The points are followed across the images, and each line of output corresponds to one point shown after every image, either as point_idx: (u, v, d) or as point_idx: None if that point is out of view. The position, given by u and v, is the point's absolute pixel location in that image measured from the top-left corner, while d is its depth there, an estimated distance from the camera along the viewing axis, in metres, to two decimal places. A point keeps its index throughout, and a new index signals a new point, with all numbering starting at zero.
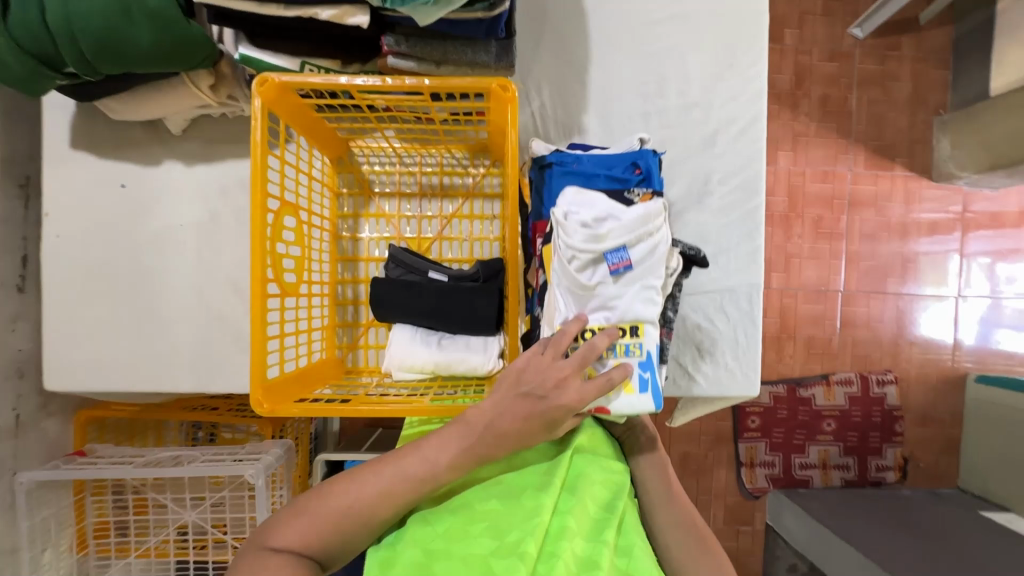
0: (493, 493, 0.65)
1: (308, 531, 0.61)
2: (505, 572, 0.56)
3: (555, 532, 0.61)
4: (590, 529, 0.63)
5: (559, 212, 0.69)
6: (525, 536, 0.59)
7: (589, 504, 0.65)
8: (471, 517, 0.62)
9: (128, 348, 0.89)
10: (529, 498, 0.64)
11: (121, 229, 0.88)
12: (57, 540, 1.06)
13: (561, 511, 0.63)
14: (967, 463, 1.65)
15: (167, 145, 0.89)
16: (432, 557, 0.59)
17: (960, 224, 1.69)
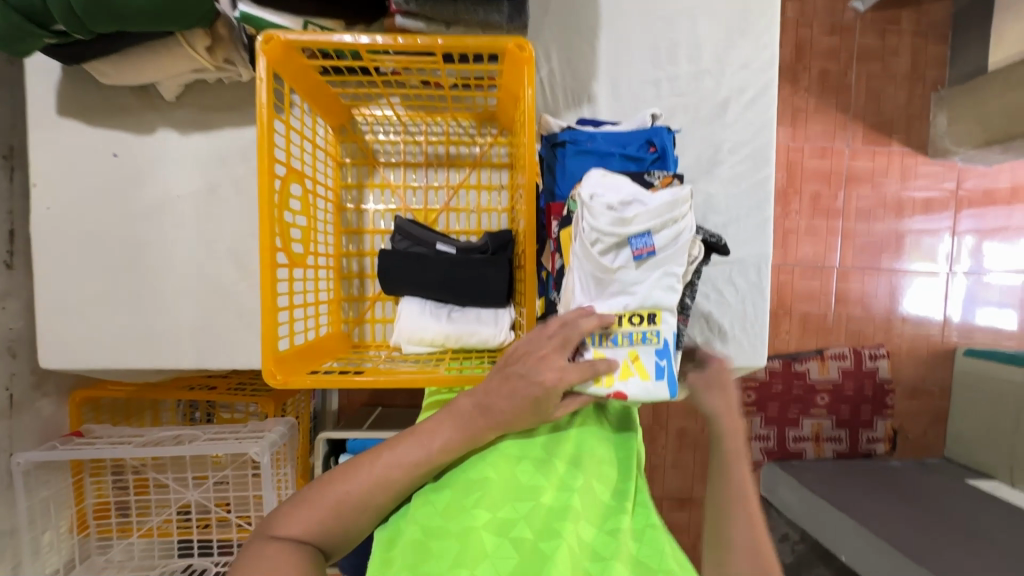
0: (491, 462, 0.62)
1: (313, 521, 0.57)
2: (502, 556, 0.55)
3: (554, 509, 0.59)
4: (590, 505, 0.61)
5: (585, 193, 0.64)
6: (520, 519, 0.58)
7: (589, 476, 0.64)
8: (468, 491, 0.60)
9: (125, 324, 0.86)
10: (527, 472, 0.61)
11: (114, 201, 0.85)
12: (57, 521, 1.05)
13: (560, 487, 0.61)
14: (954, 433, 1.69)
15: (160, 112, 0.85)
16: (431, 534, 0.57)
17: (954, 201, 1.70)
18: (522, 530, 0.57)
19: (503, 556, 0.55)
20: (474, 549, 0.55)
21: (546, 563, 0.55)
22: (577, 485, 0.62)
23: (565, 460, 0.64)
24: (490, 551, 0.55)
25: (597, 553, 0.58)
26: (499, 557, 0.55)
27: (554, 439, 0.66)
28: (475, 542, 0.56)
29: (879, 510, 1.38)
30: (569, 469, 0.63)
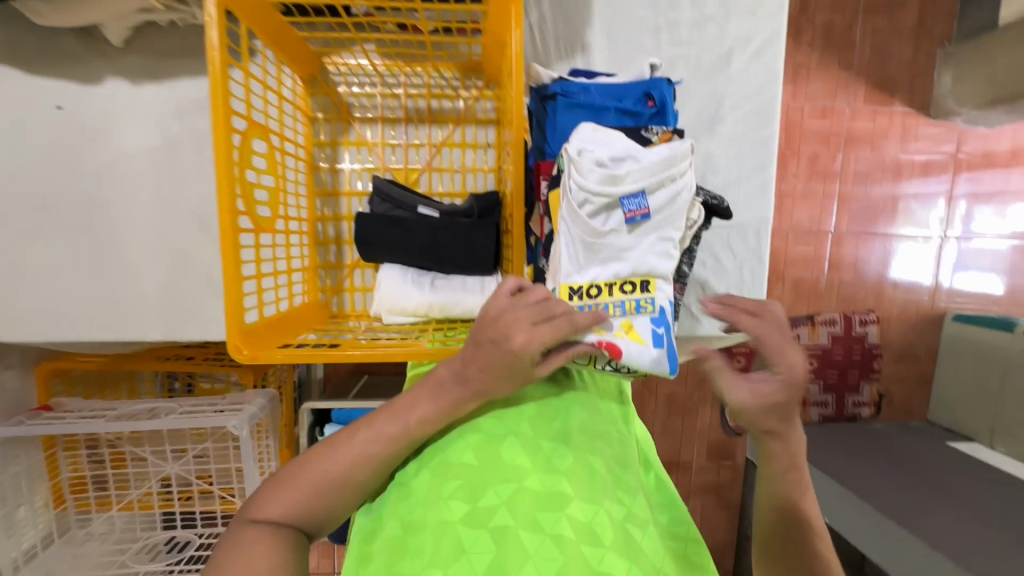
0: (468, 444, 0.56)
1: (297, 502, 0.53)
2: (482, 549, 0.48)
3: (540, 491, 0.52)
4: (583, 483, 0.54)
5: (572, 149, 0.61)
6: (502, 505, 0.50)
7: (580, 453, 0.57)
8: (444, 476, 0.53)
9: (82, 293, 0.80)
10: (508, 452, 0.55)
11: (60, 159, 0.77)
12: (31, 496, 1.01)
13: (546, 466, 0.54)
14: (937, 397, 1.71)
15: (108, 59, 0.77)
16: (408, 530, 0.51)
17: (953, 164, 1.65)
18: (505, 518, 0.50)
19: (484, 550, 0.48)
20: (452, 543, 0.48)
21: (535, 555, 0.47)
22: (566, 463, 0.55)
23: (552, 437, 0.58)
24: (469, 545, 0.48)
25: (595, 536, 0.50)
26: (480, 551, 0.48)
27: (539, 416, 0.60)
28: (452, 534, 0.49)
29: (862, 473, 1.40)
30: (556, 446, 0.56)
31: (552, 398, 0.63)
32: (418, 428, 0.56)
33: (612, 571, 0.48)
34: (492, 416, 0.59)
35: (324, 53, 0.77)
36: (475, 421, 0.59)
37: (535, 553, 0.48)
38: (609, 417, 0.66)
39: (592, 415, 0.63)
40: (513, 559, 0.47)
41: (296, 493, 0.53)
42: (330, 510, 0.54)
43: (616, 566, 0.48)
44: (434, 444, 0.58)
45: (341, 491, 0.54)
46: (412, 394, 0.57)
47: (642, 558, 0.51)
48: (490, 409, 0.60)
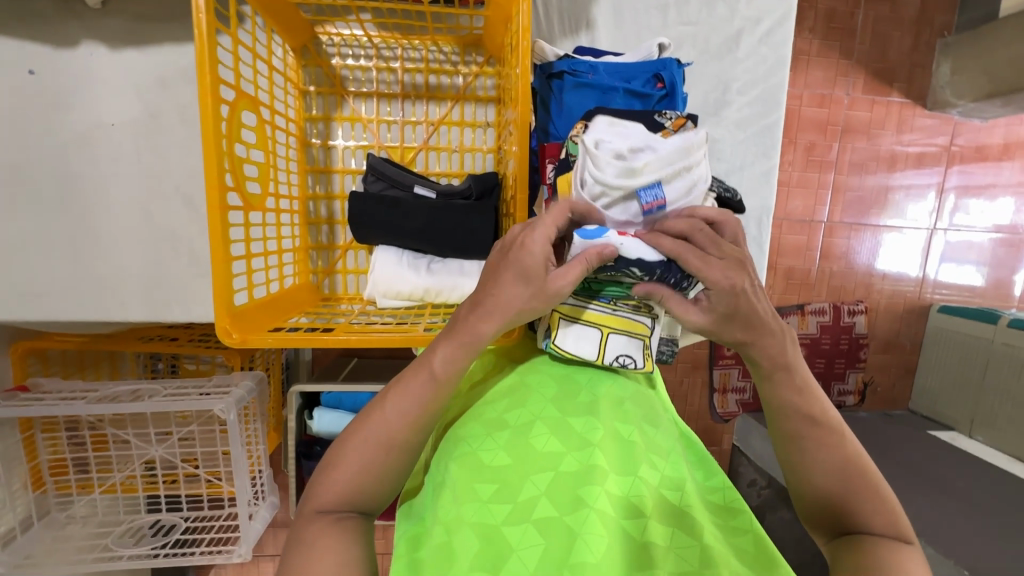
0: (498, 441, 0.57)
1: (347, 484, 0.52)
2: (524, 542, 0.50)
3: (576, 471, 0.54)
4: (616, 455, 0.56)
5: (589, 139, 0.59)
6: (542, 495, 0.53)
7: (610, 424, 0.59)
8: (479, 473, 0.55)
9: (56, 271, 0.76)
10: (538, 439, 0.57)
11: (34, 126, 0.72)
12: (9, 479, 0.98)
13: (579, 445, 0.56)
14: (920, 386, 1.73)
15: (83, 20, 0.72)
16: (449, 530, 0.52)
17: (946, 156, 1.66)
18: (546, 507, 0.52)
19: (531, 544, 0.50)
20: (498, 542, 0.50)
21: (580, 535, 0.50)
22: (598, 437, 0.57)
23: (578, 413, 0.59)
24: (516, 542, 0.50)
25: (635, 507, 0.54)
26: (527, 546, 0.50)
27: (563, 398, 0.61)
28: (497, 534, 0.51)
29: None
30: (585, 422, 0.58)
31: (574, 374, 0.64)
32: (441, 371, 0.54)
33: (656, 540, 0.53)
34: (516, 408, 0.60)
35: (317, 21, 0.73)
36: (502, 415, 0.60)
37: (580, 532, 0.50)
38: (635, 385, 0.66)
39: (617, 387, 0.63)
40: (559, 545, 0.50)
41: (342, 477, 0.52)
42: (383, 485, 0.53)
43: (658, 534, 0.53)
44: (455, 437, 0.59)
45: (388, 464, 0.53)
46: (430, 354, 0.55)
47: (686, 519, 0.55)
48: (512, 402, 0.61)
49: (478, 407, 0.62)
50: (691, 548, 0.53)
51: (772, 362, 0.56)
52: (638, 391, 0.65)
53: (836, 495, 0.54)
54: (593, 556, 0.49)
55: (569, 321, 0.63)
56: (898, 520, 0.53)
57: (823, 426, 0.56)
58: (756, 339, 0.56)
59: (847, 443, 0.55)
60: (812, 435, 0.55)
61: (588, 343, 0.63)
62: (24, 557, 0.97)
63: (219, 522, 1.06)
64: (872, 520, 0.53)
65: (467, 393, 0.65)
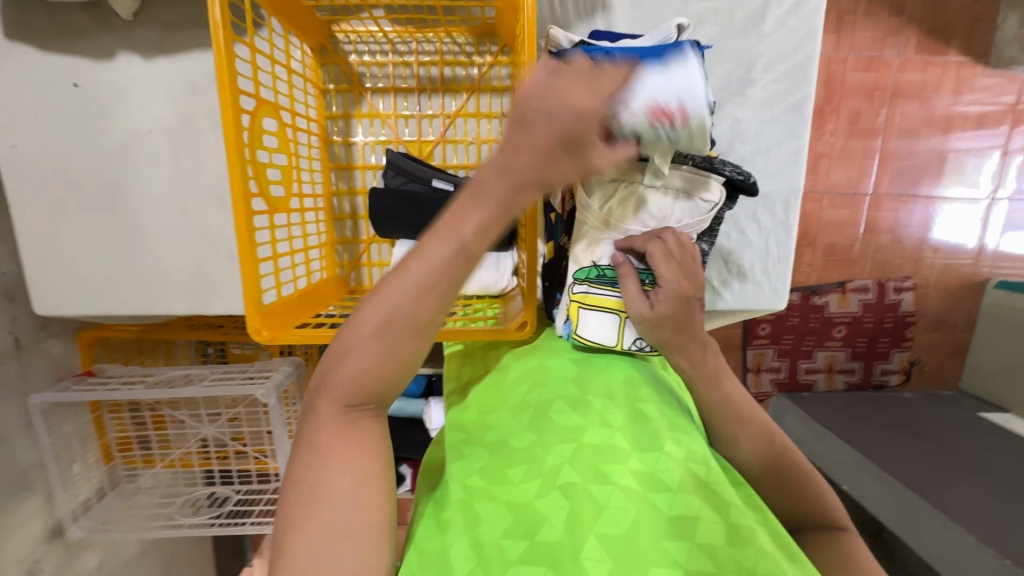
0: (523, 420, 0.59)
1: (353, 376, 0.48)
2: (553, 510, 0.50)
3: (600, 445, 0.54)
4: (637, 434, 0.56)
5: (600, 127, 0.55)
6: (566, 462, 0.53)
7: (630, 406, 0.59)
8: (507, 452, 0.57)
9: (111, 269, 0.83)
10: (558, 415, 0.58)
11: (84, 135, 0.78)
12: (83, 454, 1.09)
13: (599, 421, 0.56)
14: (971, 365, 1.64)
15: (118, 33, 0.76)
16: (471, 496, 0.53)
17: (1010, 117, 1.52)
18: (570, 474, 0.52)
19: (558, 509, 0.50)
20: (528, 511, 0.50)
21: (606, 508, 0.49)
22: (617, 418, 0.57)
23: (598, 392, 0.60)
24: (546, 509, 0.50)
25: (659, 481, 0.52)
26: (556, 511, 0.50)
27: (584, 377, 0.62)
28: (527, 504, 0.51)
29: (889, 443, 1.36)
30: (605, 402, 0.58)
31: (594, 358, 0.64)
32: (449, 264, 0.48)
33: (686, 512, 0.50)
34: (539, 387, 0.62)
35: (332, 21, 0.75)
36: (526, 396, 0.62)
37: (606, 505, 0.50)
38: (658, 375, 0.65)
39: (635, 367, 0.63)
40: (585, 510, 0.49)
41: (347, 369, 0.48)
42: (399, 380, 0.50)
43: (689, 505, 0.50)
44: (482, 420, 0.62)
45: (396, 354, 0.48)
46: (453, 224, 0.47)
47: (713, 494, 0.52)
48: (534, 383, 0.63)
49: (500, 390, 0.65)
50: (718, 524, 0.50)
51: (697, 370, 0.60)
52: (657, 374, 0.65)
53: (767, 485, 0.59)
54: (621, 527, 0.48)
55: (589, 309, 0.61)
56: (834, 510, 0.58)
57: (751, 425, 0.59)
58: (688, 342, 0.59)
59: (775, 434, 0.59)
60: (745, 436, 0.59)
61: (608, 328, 0.61)
62: (102, 523, 1.08)
63: (267, 495, 1.14)
64: (804, 499, 0.58)
65: (490, 377, 0.67)
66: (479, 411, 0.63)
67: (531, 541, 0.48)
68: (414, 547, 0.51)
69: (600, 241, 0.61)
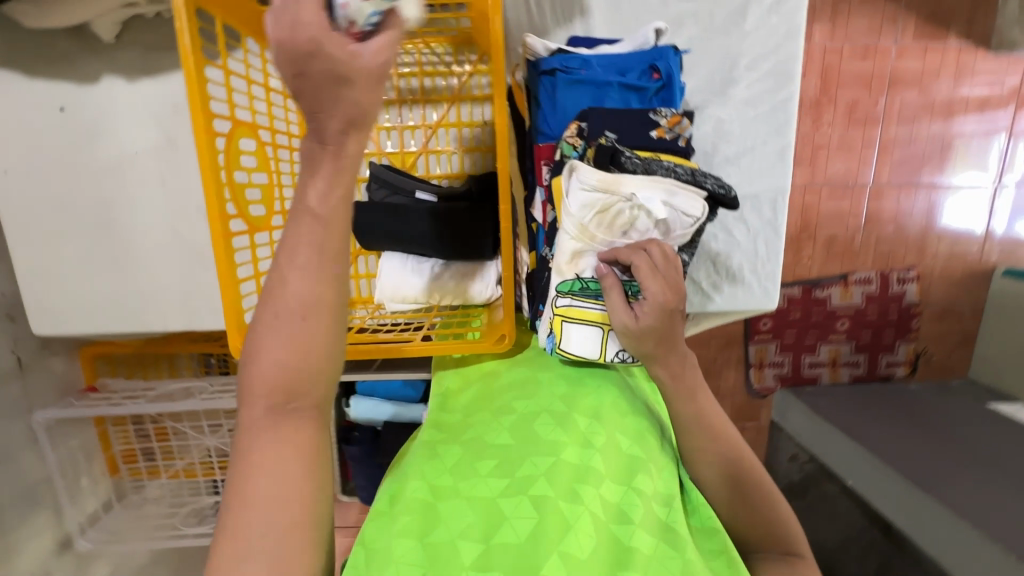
0: (505, 424, 0.60)
1: (265, 373, 0.44)
2: (518, 519, 0.50)
3: (578, 465, 0.55)
4: (619, 465, 0.57)
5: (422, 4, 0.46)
6: (540, 475, 0.53)
7: (614, 432, 0.59)
8: (480, 453, 0.57)
9: (105, 289, 0.84)
10: (543, 427, 0.58)
11: (73, 158, 0.79)
12: (89, 468, 1.11)
13: (583, 441, 0.57)
14: (980, 355, 1.57)
15: (100, 56, 0.77)
16: (437, 495, 0.53)
17: (1015, 100, 1.44)
18: (544, 488, 0.52)
19: (524, 517, 0.50)
20: (493, 515, 0.51)
21: (571, 527, 0.50)
22: (601, 440, 0.58)
23: (585, 412, 0.61)
24: (510, 515, 0.51)
25: (625, 515, 0.53)
26: (520, 519, 0.50)
27: (572, 394, 0.63)
28: (492, 507, 0.51)
29: (897, 434, 1.30)
30: (589, 423, 0.59)
31: (583, 378, 0.65)
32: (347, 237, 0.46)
33: (642, 547, 0.51)
34: (524, 397, 0.63)
35: None
36: (510, 403, 0.62)
37: (573, 525, 0.50)
38: (633, 388, 0.67)
39: (623, 395, 0.64)
40: (552, 525, 0.50)
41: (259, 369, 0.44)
42: (313, 369, 0.45)
43: (643, 542, 0.52)
44: (464, 421, 0.63)
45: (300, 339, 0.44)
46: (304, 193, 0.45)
47: (671, 536, 0.54)
48: (521, 392, 0.64)
49: (487, 395, 0.65)
50: (674, 560, 0.52)
51: (676, 382, 0.60)
52: (645, 402, 0.66)
53: (725, 500, 0.62)
54: (583, 550, 0.49)
55: (572, 322, 0.61)
56: (783, 532, 0.62)
57: (722, 443, 0.61)
58: (669, 354, 0.59)
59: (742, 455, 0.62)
60: (712, 450, 0.61)
61: (590, 342, 0.62)
62: (110, 534, 1.10)
63: None
64: (756, 519, 0.61)
65: (479, 380, 0.68)
66: (463, 413, 0.64)
67: (488, 546, 0.48)
68: (362, 547, 0.50)
69: (584, 253, 0.60)
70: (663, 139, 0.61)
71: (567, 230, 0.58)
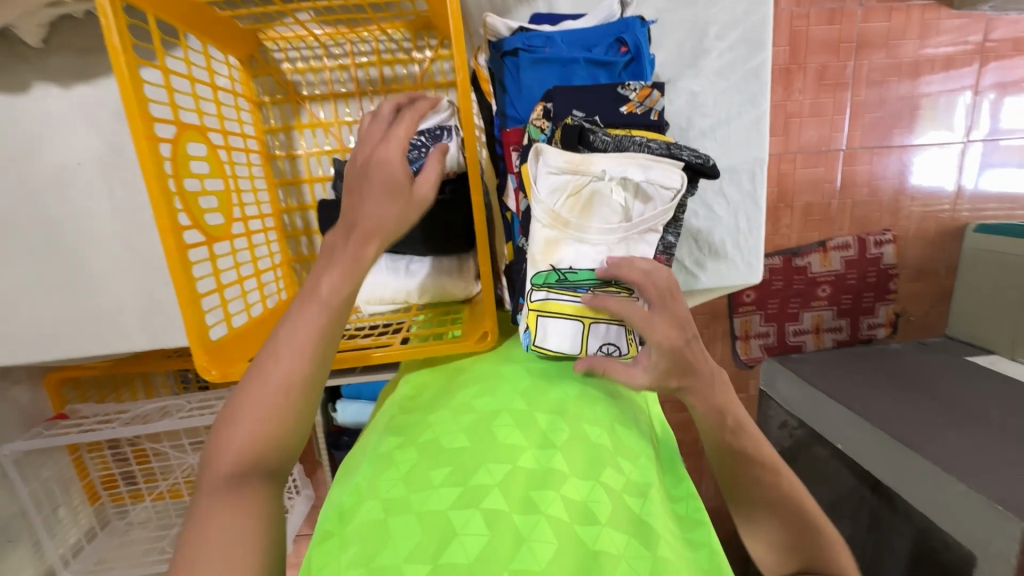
0: (461, 426, 0.56)
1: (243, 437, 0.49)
2: (465, 528, 0.46)
3: (534, 469, 0.51)
4: (580, 457, 0.53)
5: None
6: (494, 484, 0.49)
7: (577, 425, 0.56)
8: (435, 459, 0.53)
9: (56, 311, 0.79)
10: (500, 429, 0.55)
11: (12, 175, 0.74)
12: (67, 497, 1.07)
13: (541, 442, 0.54)
14: (958, 309, 1.47)
15: (30, 63, 0.71)
16: (389, 510, 0.49)
17: (978, 57, 1.31)
18: (497, 500, 0.48)
19: (474, 532, 0.46)
20: (440, 527, 0.47)
21: (524, 541, 0.46)
22: (561, 438, 0.54)
23: (546, 410, 0.57)
24: (460, 526, 0.46)
25: (591, 514, 0.48)
26: (470, 533, 0.46)
27: (534, 393, 0.60)
28: (440, 518, 0.47)
29: (881, 397, 1.24)
30: (550, 421, 0.56)
31: (548, 369, 0.63)
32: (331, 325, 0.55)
33: (610, 548, 0.46)
34: (484, 395, 0.60)
35: (256, 29, 0.71)
36: (469, 402, 0.59)
37: (527, 538, 0.46)
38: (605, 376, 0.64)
39: (589, 384, 0.62)
40: (502, 540, 0.45)
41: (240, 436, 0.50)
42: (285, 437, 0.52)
43: (613, 542, 0.47)
44: (424, 423, 0.59)
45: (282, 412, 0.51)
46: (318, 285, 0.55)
47: (644, 530, 0.49)
48: (481, 392, 0.61)
49: (449, 393, 0.62)
50: (644, 560, 0.46)
51: (709, 406, 0.57)
52: (616, 391, 0.63)
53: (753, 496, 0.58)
54: (539, 561, 0.44)
55: (548, 317, 0.59)
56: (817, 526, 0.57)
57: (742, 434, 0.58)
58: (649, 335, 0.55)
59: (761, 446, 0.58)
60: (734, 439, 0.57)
61: (570, 336, 0.59)
62: (95, 563, 1.06)
63: None
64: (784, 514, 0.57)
65: (445, 383, 0.65)
66: (422, 415, 0.60)
67: (434, 564, 0.44)
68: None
69: (559, 242, 0.57)
70: (635, 113, 0.59)
71: (538, 218, 0.57)
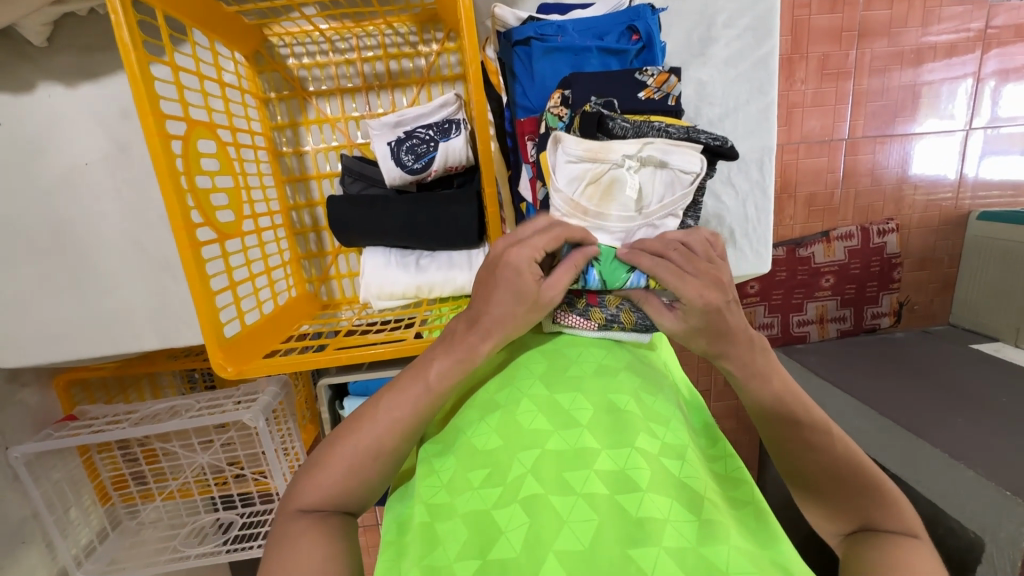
0: (489, 422, 0.55)
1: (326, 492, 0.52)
2: (508, 523, 0.47)
3: (563, 450, 0.51)
4: (607, 430, 0.52)
5: None
6: (528, 473, 0.50)
7: (601, 399, 0.55)
8: (471, 460, 0.53)
9: (67, 312, 0.79)
10: (525, 417, 0.54)
11: (16, 176, 0.73)
12: (78, 499, 1.06)
13: (565, 423, 0.53)
14: (961, 298, 1.46)
15: (34, 62, 0.71)
16: (435, 515, 0.50)
17: (981, 43, 1.30)
18: (533, 486, 0.49)
19: (518, 523, 0.47)
20: (486, 526, 0.48)
21: (566, 522, 0.46)
22: (586, 416, 0.53)
23: (565, 390, 0.56)
24: (504, 524, 0.47)
25: (629, 483, 0.48)
26: (514, 527, 0.47)
27: (552, 375, 0.58)
28: (485, 517, 0.48)
29: (887, 386, 1.24)
30: (572, 399, 0.55)
31: (562, 349, 0.62)
32: (419, 405, 0.53)
33: (654, 515, 0.47)
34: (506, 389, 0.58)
35: (262, 25, 0.71)
36: (494, 397, 0.57)
37: (567, 518, 0.47)
38: (637, 358, 0.63)
39: (611, 357, 0.60)
40: (545, 524, 0.46)
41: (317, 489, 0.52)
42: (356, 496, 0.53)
43: (657, 507, 0.47)
44: (453, 425, 0.58)
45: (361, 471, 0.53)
46: (407, 389, 0.54)
47: (684, 493, 0.49)
48: (503, 383, 0.58)
49: (469, 393, 0.60)
50: (689, 524, 0.47)
51: (748, 371, 0.55)
52: (636, 362, 0.62)
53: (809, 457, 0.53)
54: (583, 540, 0.45)
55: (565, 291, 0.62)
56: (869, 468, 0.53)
57: (782, 387, 0.55)
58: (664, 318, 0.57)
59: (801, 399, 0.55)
60: (779, 389, 0.55)
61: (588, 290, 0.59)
62: (108, 564, 1.05)
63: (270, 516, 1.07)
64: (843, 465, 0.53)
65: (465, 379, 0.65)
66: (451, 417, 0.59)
67: (485, 560, 0.45)
68: None
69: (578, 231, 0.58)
70: (652, 99, 0.60)
71: (556, 207, 0.58)
